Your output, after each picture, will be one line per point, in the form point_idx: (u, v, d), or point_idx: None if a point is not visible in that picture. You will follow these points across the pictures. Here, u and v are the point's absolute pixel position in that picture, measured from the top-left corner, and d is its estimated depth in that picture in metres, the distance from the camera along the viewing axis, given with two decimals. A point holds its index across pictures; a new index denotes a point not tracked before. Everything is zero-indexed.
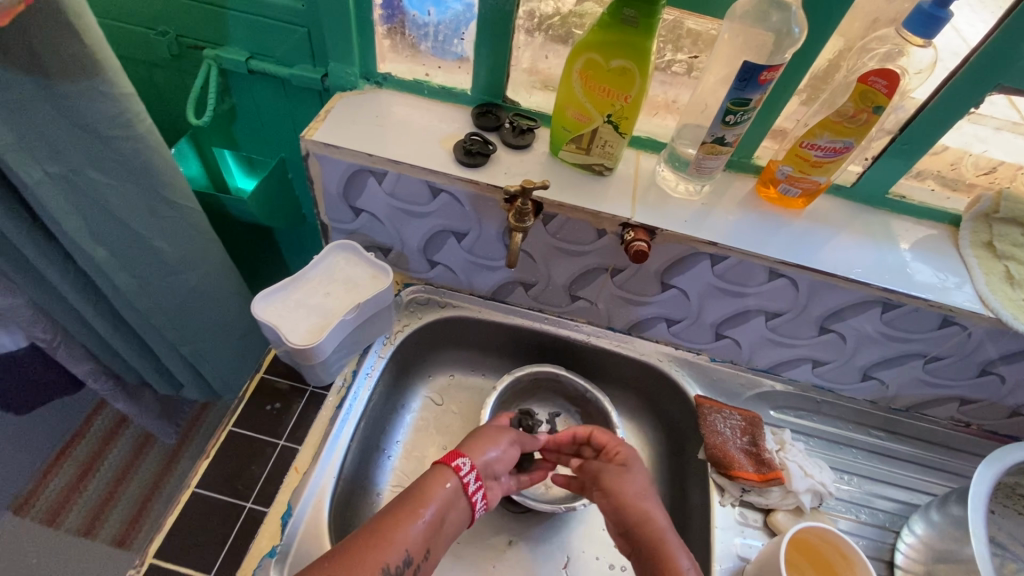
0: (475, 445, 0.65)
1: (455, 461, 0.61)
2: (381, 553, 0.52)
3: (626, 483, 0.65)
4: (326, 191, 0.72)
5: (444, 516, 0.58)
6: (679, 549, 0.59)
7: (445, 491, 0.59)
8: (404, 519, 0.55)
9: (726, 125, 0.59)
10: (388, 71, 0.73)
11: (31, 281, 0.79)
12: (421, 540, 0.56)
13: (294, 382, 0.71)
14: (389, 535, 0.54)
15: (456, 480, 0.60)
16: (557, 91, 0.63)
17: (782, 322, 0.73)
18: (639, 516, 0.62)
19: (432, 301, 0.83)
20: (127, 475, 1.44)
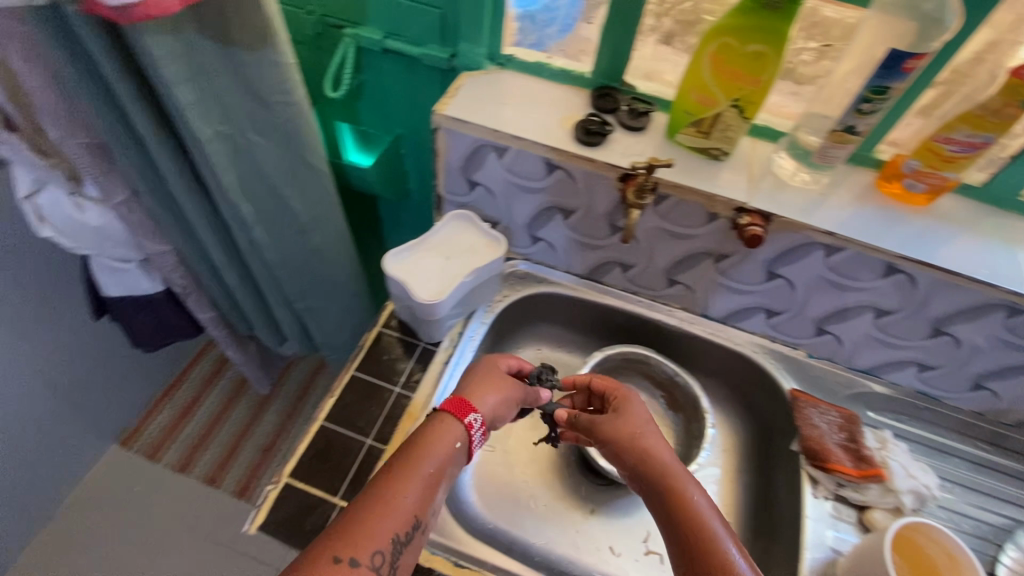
0: (475, 390, 0.63)
1: (466, 418, 0.58)
2: (387, 517, 0.49)
3: (621, 427, 0.62)
4: (448, 163, 0.77)
5: (446, 468, 0.55)
6: (688, 480, 0.56)
7: (450, 445, 0.56)
8: (405, 478, 0.51)
9: (860, 114, 0.59)
10: (512, 53, 0.77)
11: (180, 231, 0.89)
12: (425, 500, 0.52)
13: (407, 338, 0.77)
14: (393, 497, 0.50)
15: (461, 433, 0.57)
16: (683, 75, 0.65)
17: (893, 320, 0.71)
18: (639, 456, 0.59)
19: (531, 276, 0.87)
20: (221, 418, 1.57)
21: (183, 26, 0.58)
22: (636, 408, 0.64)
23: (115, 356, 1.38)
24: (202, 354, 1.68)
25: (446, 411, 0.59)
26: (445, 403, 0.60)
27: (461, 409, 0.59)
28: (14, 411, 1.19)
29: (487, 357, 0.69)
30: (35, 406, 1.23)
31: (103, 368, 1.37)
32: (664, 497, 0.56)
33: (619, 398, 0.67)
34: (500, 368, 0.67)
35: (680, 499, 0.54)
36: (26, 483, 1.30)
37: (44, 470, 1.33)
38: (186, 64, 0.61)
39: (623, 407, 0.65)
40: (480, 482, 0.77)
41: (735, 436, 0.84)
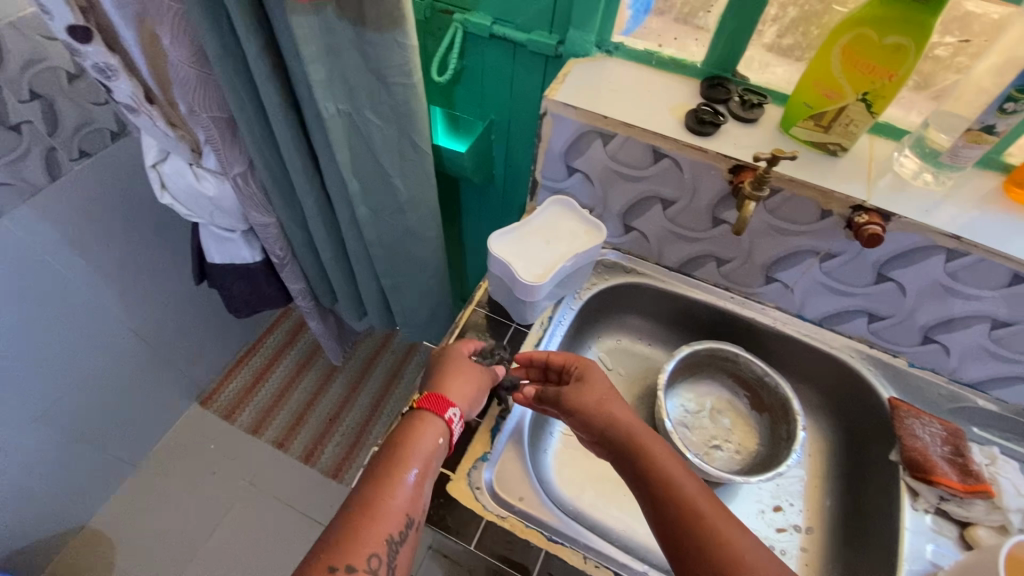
0: (444, 381, 0.66)
1: (445, 414, 0.62)
2: (379, 522, 0.53)
3: (586, 395, 0.63)
4: (549, 149, 0.78)
5: (428, 464, 0.59)
6: (653, 441, 0.58)
7: (429, 444, 0.60)
8: (390, 482, 0.55)
9: (1001, 113, 0.56)
10: (622, 40, 0.78)
11: (285, 205, 0.94)
12: (411, 498, 0.56)
13: (500, 318, 0.79)
14: (382, 500, 0.54)
15: (441, 430, 0.61)
16: (806, 66, 0.63)
17: (1011, 332, 0.68)
18: (605, 422, 0.61)
19: (620, 266, 0.87)
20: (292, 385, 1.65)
21: (324, 8, 0.62)
22: (596, 375, 0.65)
23: (203, 320, 1.48)
24: (276, 323, 1.77)
25: (422, 408, 0.62)
26: (421, 401, 0.63)
27: (439, 404, 0.63)
28: (116, 363, 1.29)
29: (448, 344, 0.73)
30: (133, 360, 1.33)
31: (192, 330, 1.47)
32: (632, 458, 0.57)
33: (580, 367, 0.67)
34: (458, 355, 0.70)
35: (649, 458, 0.56)
36: (121, 431, 1.41)
37: (137, 420, 1.44)
38: (322, 44, 0.65)
39: (584, 377, 0.65)
40: (561, 464, 0.79)
41: (823, 441, 0.82)
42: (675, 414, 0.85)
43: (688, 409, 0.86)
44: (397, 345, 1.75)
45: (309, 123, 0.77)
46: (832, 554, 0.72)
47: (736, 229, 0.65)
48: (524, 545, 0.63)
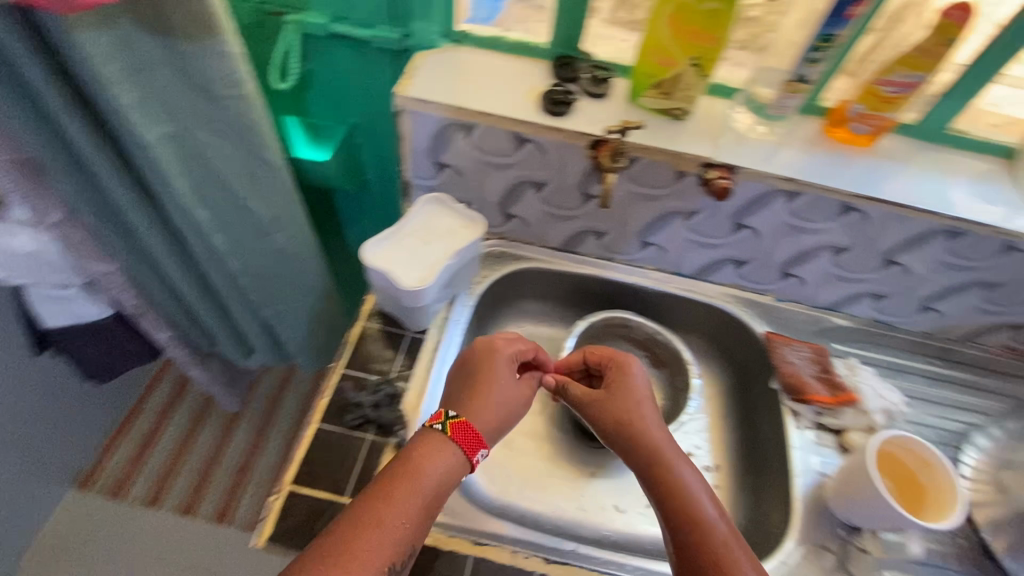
0: (480, 395, 0.61)
1: (473, 457, 0.57)
2: (378, 544, 0.49)
3: (607, 410, 0.63)
4: (413, 148, 0.75)
5: (442, 495, 0.54)
6: (678, 460, 0.58)
7: (445, 475, 0.55)
8: (396, 504, 0.51)
9: (809, 63, 0.62)
10: (467, 29, 0.76)
11: (125, 245, 0.82)
12: (415, 527, 0.51)
13: (392, 329, 0.75)
14: (384, 521, 0.50)
15: (461, 468, 0.56)
16: (643, 36, 0.66)
17: (849, 257, 0.77)
18: (626, 442, 0.60)
19: (506, 254, 0.87)
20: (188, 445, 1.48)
21: (116, 22, 0.54)
22: (631, 386, 0.64)
23: (61, 392, 1.27)
24: (158, 377, 1.59)
25: (451, 440, 0.56)
26: (453, 430, 0.57)
27: (469, 442, 0.57)
28: None
29: (486, 337, 0.67)
30: None
31: (46, 409, 1.25)
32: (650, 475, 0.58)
33: (614, 375, 0.66)
34: (505, 364, 0.65)
35: (668, 479, 0.57)
36: None
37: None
38: (123, 62, 0.57)
39: (614, 390, 0.65)
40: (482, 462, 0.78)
41: (718, 383, 0.88)
42: None
43: None
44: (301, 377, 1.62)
45: (129, 153, 0.67)
46: (738, 484, 0.78)
47: (603, 203, 0.73)
48: (449, 558, 0.61)
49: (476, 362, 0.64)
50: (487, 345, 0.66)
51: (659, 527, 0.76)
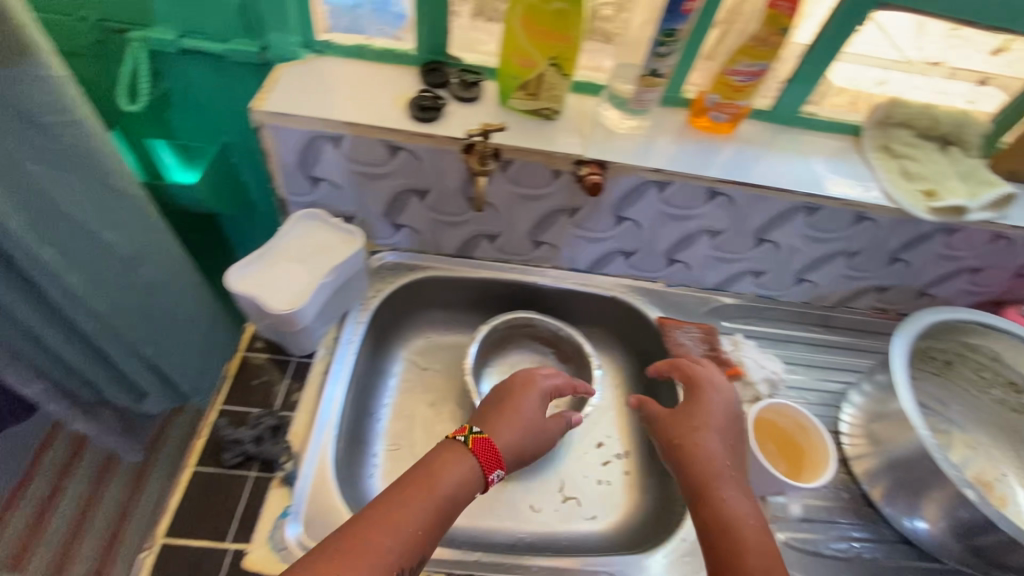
0: (513, 415, 0.67)
1: (489, 475, 0.61)
2: (390, 535, 0.52)
3: (682, 423, 0.65)
4: (282, 163, 0.72)
5: (456, 504, 0.57)
6: (721, 478, 0.59)
7: (461, 490, 0.59)
8: (414, 501, 0.55)
9: (658, 58, 0.64)
10: (329, 38, 0.74)
11: None
12: (429, 528, 0.54)
13: (275, 355, 0.72)
14: (402, 517, 0.53)
15: (477, 482, 0.60)
16: (502, 39, 0.67)
17: (725, 239, 0.81)
18: (680, 460, 0.62)
19: (401, 266, 0.85)
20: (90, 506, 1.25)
21: None
22: (708, 406, 0.66)
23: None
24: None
25: (471, 453, 0.61)
26: (473, 443, 0.61)
27: (487, 457, 0.61)
28: None
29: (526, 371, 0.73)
30: None
31: None
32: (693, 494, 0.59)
33: (694, 393, 0.68)
34: (534, 390, 0.70)
35: (712, 501, 0.57)
36: None
37: None
38: None
39: (696, 400, 0.67)
40: (390, 482, 0.77)
41: (622, 370, 0.91)
42: None
43: None
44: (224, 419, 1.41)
45: None
46: (648, 465, 0.82)
47: (478, 207, 0.72)
48: None
49: (508, 390, 0.70)
50: (525, 376, 0.72)
51: (574, 521, 0.77)
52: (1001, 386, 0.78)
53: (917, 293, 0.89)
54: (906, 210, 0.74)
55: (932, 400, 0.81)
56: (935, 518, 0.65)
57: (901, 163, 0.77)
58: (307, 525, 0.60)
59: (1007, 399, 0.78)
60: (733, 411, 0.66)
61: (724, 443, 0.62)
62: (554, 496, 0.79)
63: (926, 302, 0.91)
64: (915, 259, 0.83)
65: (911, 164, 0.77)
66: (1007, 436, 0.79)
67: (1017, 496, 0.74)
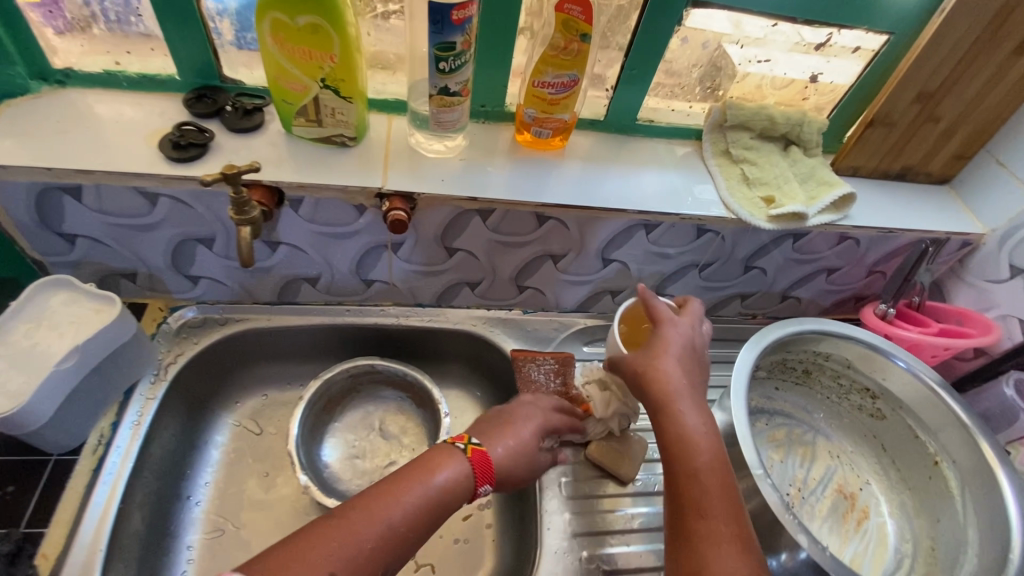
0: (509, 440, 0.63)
1: (479, 487, 0.59)
2: (374, 523, 0.51)
3: (638, 355, 0.60)
4: (17, 222, 0.59)
5: (447, 503, 0.56)
6: (688, 408, 0.56)
7: (457, 496, 0.57)
8: (405, 494, 0.54)
9: (442, 74, 0.56)
10: (70, 67, 0.61)
11: None
12: (416, 527, 0.54)
13: (30, 455, 0.59)
14: (392, 508, 0.53)
15: (467, 488, 0.58)
16: (263, 59, 0.57)
17: (569, 262, 0.74)
18: (641, 393, 0.58)
19: (210, 320, 0.73)
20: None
21: None
22: (668, 335, 0.60)
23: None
24: None
25: (468, 459, 0.59)
26: (470, 453, 0.59)
27: (481, 472, 0.59)
28: None
29: (531, 400, 0.69)
30: None
31: None
32: (657, 424, 0.56)
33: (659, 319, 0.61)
34: (536, 417, 0.66)
35: (677, 433, 0.55)
36: None
37: None
38: None
39: (660, 327, 0.61)
40: None
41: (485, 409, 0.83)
42: (336, 458, 0.77)
43: (346, 446, 0.79)
44: None
45: None
46: (508, 514, 0.74)
47: (245, 261, 0.55)
48: None
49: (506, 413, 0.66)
50: (528, 405, 0.68)
51: None
52: (858, 392, 0.76)
53: (780, 296, 0.87)
54: (746, 221, 0.70)
55: (794, 411, 0.78)
56: (788, 560, 0.60)
57: (741, 168, 0.73)
58: None
59: (865, 405, 0.76)
60: (691, 338, 0.61)
61: (690, 374, 0.58)
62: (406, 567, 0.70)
63: (790, 305, 0.89)
64: (768, 265, 0.79)
65: (752, 170, 0.73)
66: (869, 442, 0.76)
67: (881, 507, 0.72)
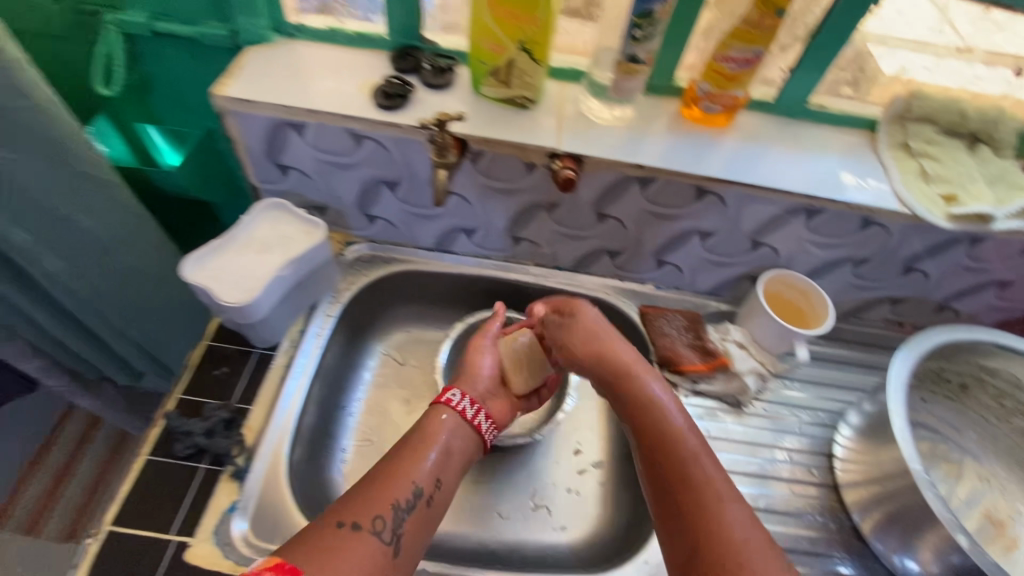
0: (470, 375, 0.69)
1: (444, 394, 0.65)
2: (386, 490, 0.53)
3: (574, 338, 0.67)
4: (250, 150, 0.70)
5: (450, 454, 0.60)
6: (647, 377, 0.61)
7: (447, 423, 0.62)
8: (410, 456, 0.57)
9: (635, 42, 0.58)
10: (302, 22, 0.71)
11: None
12: (425, 480, 0.56)
13: (240, 346, 0.71)
14: (396, 468, 0.56)
15: (461, 426, 0.63)
16: (472, 22, 0.63)
17: (717, 241, 0.75)
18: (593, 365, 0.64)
19: (377, 258, 0.82)
20: (67, 472, 1.44)
21: None
22: (588, 313, 0.68)
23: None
24: (96, 418, 1.50)
25: (449, 407, 0.63)
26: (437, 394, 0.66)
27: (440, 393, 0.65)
28: None
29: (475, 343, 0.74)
30: None
31: None
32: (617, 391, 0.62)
33: (575, 308, 0.70)
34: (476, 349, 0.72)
35: (635, 392, 0.60)
36: None
37: None
38: None
39: (574, 312, 0.69)
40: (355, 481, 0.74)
41: None
42: None
43: None
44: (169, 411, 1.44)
45: None
46: (624, 475, 0.78)
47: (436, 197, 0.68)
48: None
49: (463, 360, 0.73)
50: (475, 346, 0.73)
51: (540, 529, 0.74)
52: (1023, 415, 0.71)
53: (935, 305, 0.81)
54: (921, 216, 0.67)
55: (943, 426, 0.74)
56: (928, 562, 0.59)
57: (920, 162, 0.70)
58: (254, 520, 0.59)
59: None
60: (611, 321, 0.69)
61: (633, 351, 0.64)
62: (525, 503, 0.76)
63: (946, 316, 0.83)
64: (933, 269, 0.75)
65: (932, 164, 0.69)
66: None
67: None
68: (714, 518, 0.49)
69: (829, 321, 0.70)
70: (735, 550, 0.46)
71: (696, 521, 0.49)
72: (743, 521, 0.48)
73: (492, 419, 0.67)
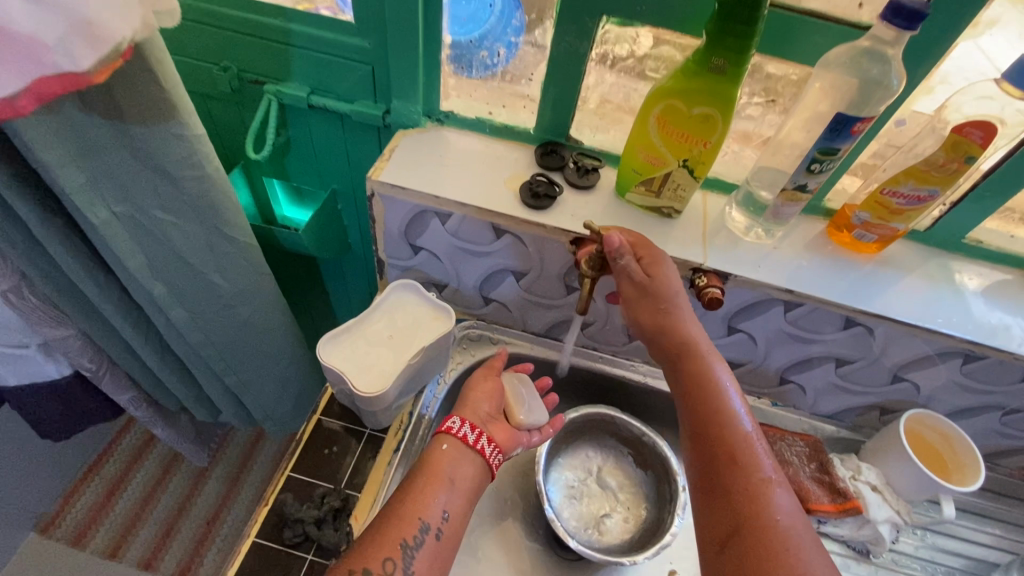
0: (469, 402, 0.63)
1: (446, 422, 0.60)
2: (397, 526, 0.51)
3: (648, 304, 0.60)
4: (387, 230, 0.71)
5: (462, 487, 0.56)
6: (710, 356, 0.59)
7: (449, 453, 0.57)
8: (422, 493, 0.54)
9: (809, 174, 0.57)
10: (452, 110, 0.72)
11: (104, 302, 0.72)
12: (427, 514, 0.53)
13: (348, 424, 0.69)
14: (409, 505, 0.53)
15: (468, 453, 0.58)
16: (631, 132, 0.63)
17: (853, 369, 0.70)
18: (663, 334, 0.60)
19: (485, 336, 0.80)
20: (120, 486, 1.37)
21: (65, 106, 0.50)
22: (666, 274, 0.60)
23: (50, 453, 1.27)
24: (153, 438, 1.46)
25: (453, 436, 0.58)
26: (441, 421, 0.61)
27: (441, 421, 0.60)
28: None
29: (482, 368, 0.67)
30: None
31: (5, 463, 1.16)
32: (685, 368, 0.59)
33: (646, 258, 0.60)
34: (483, 376, 0.66)
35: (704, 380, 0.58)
36: None
37: None
38: (70, 146, 0.52)
39: (651, 268, 0.60)
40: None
41: None
42: (559, 493, 0.79)
43: (566, 483, 0.80)
44: (239, 435, 1.48)
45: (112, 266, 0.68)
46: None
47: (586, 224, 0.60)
48: None
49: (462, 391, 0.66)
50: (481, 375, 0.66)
51: None
52: None
53: None
54: None
55: None
56: None
57: None
58: None
59: None
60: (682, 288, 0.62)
61: (698, 324, 0.61)
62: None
63: None
64: None
65: None
66: None
67: None
68: (766, 507, 0.50)
69: (977, 480, 0.65)
70: (783, 539, 0.48)
71: (747, 510, 0.50)
72: (792, 523, 0.50)
73: (497, 443, 0.61)
